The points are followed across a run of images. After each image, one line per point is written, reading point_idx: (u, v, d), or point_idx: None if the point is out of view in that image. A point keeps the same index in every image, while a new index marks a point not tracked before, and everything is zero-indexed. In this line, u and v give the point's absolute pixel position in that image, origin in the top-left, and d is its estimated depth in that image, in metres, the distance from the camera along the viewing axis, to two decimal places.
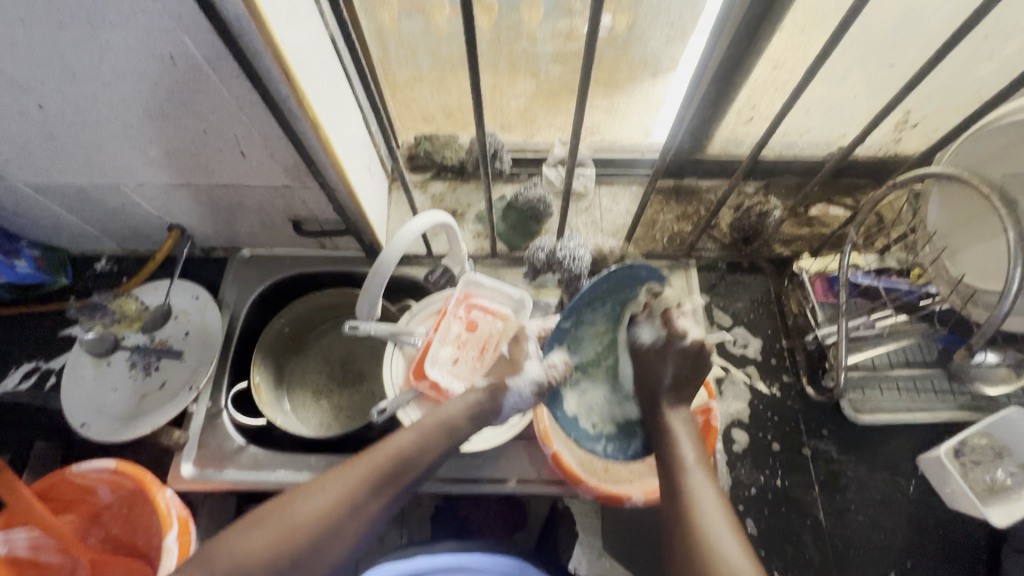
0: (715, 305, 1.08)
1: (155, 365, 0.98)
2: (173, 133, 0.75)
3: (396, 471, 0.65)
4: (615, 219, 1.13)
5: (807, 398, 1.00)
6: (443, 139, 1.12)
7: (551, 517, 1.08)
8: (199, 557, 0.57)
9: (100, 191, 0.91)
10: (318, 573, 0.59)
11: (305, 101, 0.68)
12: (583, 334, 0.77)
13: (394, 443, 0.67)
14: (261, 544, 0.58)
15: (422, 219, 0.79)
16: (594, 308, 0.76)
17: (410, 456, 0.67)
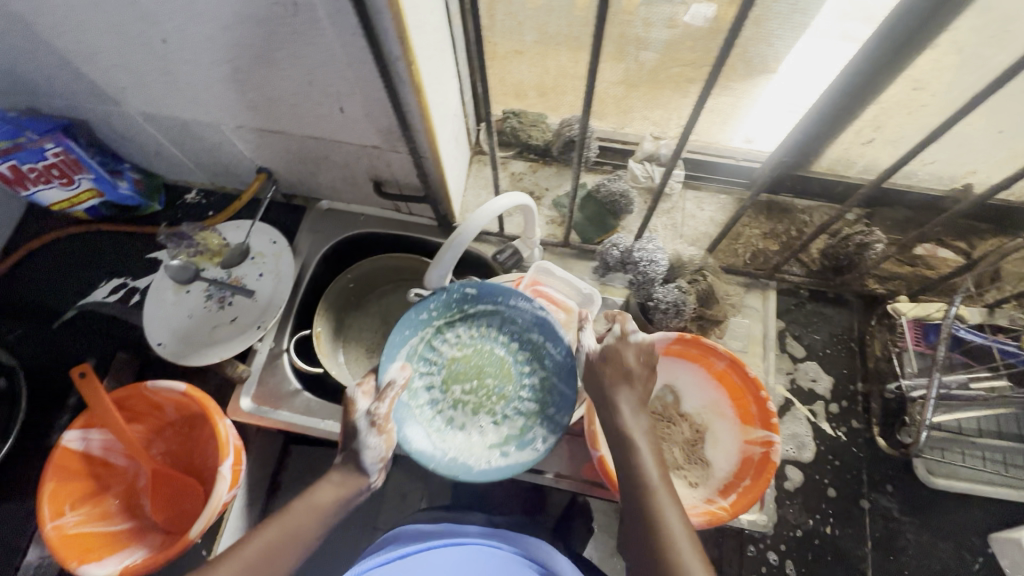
0: (789, 333, 1.02)
1: (229, 301, 1.02)
2: (279, 82, 0.76)
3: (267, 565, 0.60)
4: (696, 225, 1.08)
5: (876, 449, 0.93)
6: (531, 116, 1.10)
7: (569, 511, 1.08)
8: None
9: (201, 128, 0.94)
10: None
11: (413, 65, 0.67)
12: (444, 354, 0.80)
13: (259, 541, 0.61)
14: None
15: (505, 198, 0.76)
16: (445, 331, 0.80)
17: (284, 554, 0.61)
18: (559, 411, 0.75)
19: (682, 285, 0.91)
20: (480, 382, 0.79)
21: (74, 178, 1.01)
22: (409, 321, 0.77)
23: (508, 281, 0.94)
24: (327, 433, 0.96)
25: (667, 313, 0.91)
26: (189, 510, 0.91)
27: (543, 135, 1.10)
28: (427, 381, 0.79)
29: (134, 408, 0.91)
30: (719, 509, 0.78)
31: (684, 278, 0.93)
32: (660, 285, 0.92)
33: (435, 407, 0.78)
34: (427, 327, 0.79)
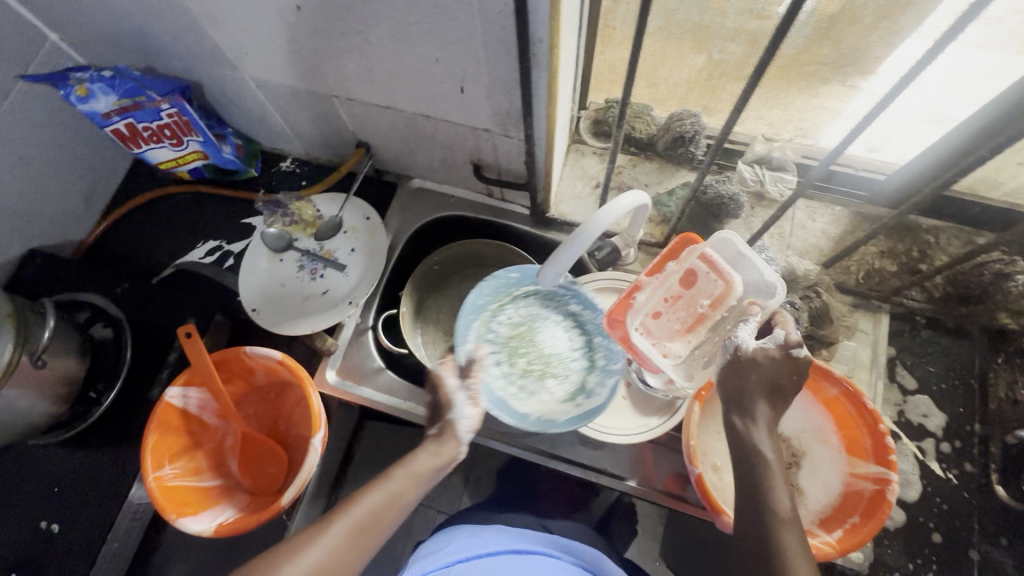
0: (900, 362, 0.95)
1: (320, 273, 1.03)
2: (405, 57, 0.74)
3: (372, 536, 0.63)
4: (806, 237, 1.01)
5: (991, 497, 0.86)
6: (636, 108, 1.06)
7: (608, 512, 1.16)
8: None
9: (311, 98, 0.94)
10: None
11: (555, 48, 0.64)
12: (502, 331, 0.87)
13: (362, 503, 0.64)
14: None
15: (628, 197, 0.72)
16: (498, 311, 0.87)
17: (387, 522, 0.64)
18: (611, 360, 0.83)
19: (795, 301, 0.86)
20: (539, 350, 0.86)
21: (183, 139, 1.03)
22: (472, 307, 0.86)
23: (599, 278, 0.91)
24: (409, 415, 0.96)
25: None
26: (272, 475, 0.93)
27: (646, 128, 1.06)
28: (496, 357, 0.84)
29: (229, 371, 0.94)
30: (825, 545, 0.73)
31: (797, 293, 0.88)
32: (771, 299, 0.87)
33: (507, 376, 0.83)
34: (483, 311, 0.87)
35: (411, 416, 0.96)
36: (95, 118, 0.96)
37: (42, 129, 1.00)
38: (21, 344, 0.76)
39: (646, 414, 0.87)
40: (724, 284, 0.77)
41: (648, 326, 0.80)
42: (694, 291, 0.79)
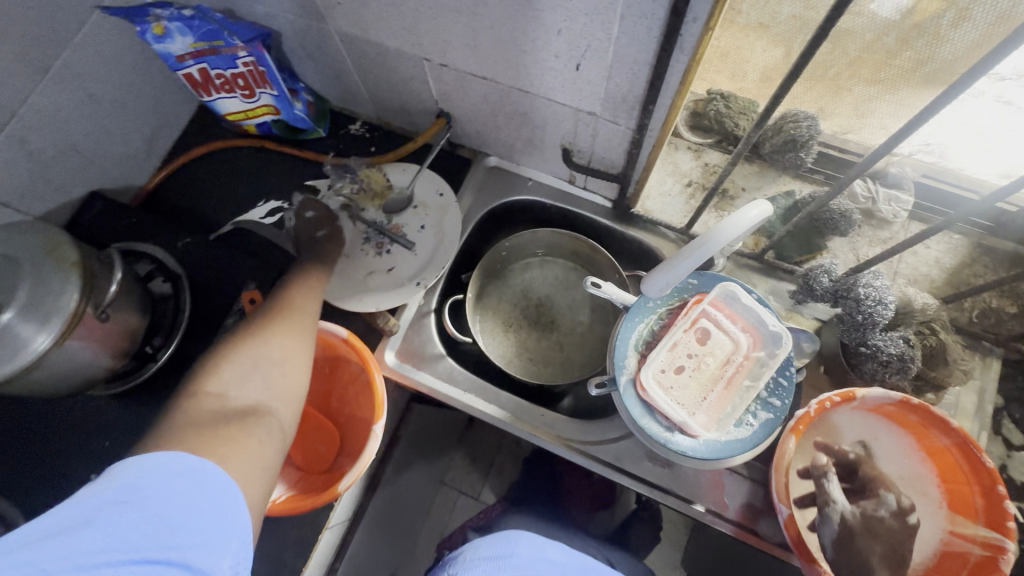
0: (1007, 415, 0.87)
1: (386, 248, 0.97)
2: (522, 24, 0.67)
3: (302, 322, 0.76)
4: (916, 264, 0.92)
5: None
6: (743, 103, 0.96)
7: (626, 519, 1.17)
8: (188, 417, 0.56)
9: (400, 59, 0.87)
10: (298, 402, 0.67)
11: (708, 31, 0.56)
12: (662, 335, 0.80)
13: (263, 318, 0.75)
14: (217, 378, 0.62)
15: (753, 209, 0.63)
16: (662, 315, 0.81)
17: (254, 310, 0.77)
18: (776, 396, 0.76)
19: (909, 337, 0.78)
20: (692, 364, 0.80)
21: (256, 91, 0.97)
22: (639, 308, 0.81)
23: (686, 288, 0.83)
24: (469, 406, 0.91)
25: (887, 367, 0.78)
26: (321, 453, 0.90)
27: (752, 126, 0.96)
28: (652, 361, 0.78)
29: None
30: None
31: (912, 327, 0.79)
32: (881, 332, 0.78)
33: (657, 382, 0.78)
34: (649, 312, 0.81)
35: (471, 409, 0.91)
36: (168, 60, 0.91)
37: (113, 67, 0.95)
38: (85, 294, 0.72)
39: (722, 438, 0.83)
40: (729, 337, 0.81)
41: (670, 383, 0.79)
42: (704, 348, 0.80)
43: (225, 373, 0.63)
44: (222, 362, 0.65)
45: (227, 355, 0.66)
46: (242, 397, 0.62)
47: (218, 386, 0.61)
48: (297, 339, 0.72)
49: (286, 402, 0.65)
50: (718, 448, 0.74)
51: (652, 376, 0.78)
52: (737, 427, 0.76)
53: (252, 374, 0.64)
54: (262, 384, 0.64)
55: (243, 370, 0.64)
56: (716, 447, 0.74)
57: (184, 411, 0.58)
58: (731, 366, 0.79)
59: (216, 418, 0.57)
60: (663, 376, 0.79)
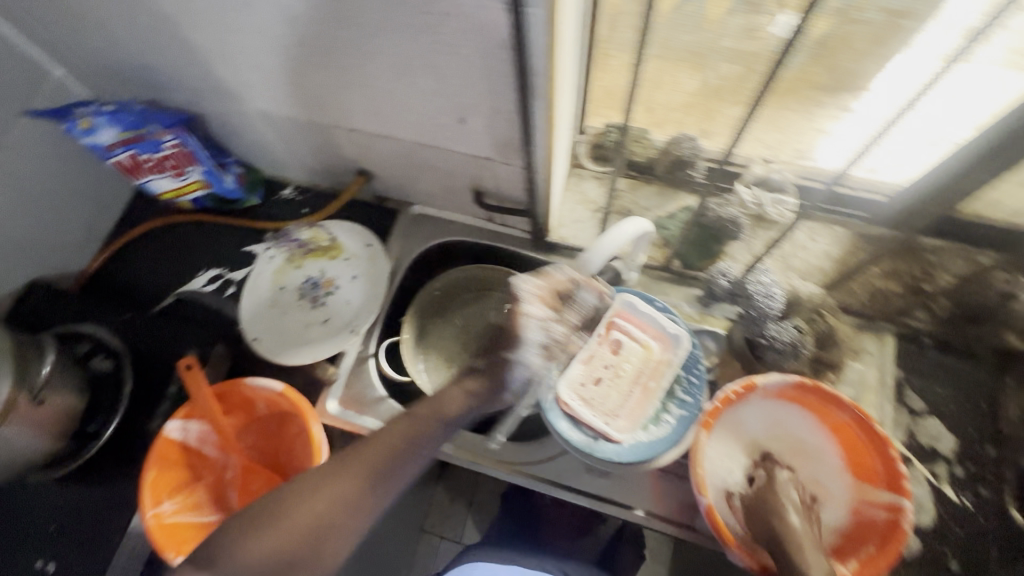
0: (909, 384, 0.93)
1: (322, 301, 1.03)
2: (407, 89, 0.75)
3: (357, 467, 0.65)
4: (808, 258, 1.01)
5: (1009, 522, 0.84)
6: (636, 132, 1.05)
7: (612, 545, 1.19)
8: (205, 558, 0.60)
9: (313, 128, 0.94)
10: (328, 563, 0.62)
11: (553, 79, 0.64)
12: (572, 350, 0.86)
13: (381, 469, 0.67)
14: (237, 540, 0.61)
15: (628, 224, 0.73)
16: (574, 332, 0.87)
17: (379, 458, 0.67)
18: (691, 395, 0.83)
19: (799, 324, 0.85)
20: (605, 373, 0.86)
21: (185, 170, 1.03)
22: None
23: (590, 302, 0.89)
24: (412, 443, 0.94)
25: (783, 354, 0.85)
26: None
27: (646, 152, 1.06)
28: (567, 376, 0.84)
29: (230, 403, 0.93)
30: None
31: (801, 316, 0.87)
32: (775, 323, 0.85)
33: (575, 395, 0.83)
34: None
35: (414, 446, 0.94)
36: (98, 150, 0.97)
37: (46, 163, 1.01)
38: (17, 380, 0.76)
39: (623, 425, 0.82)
40: (639, 344, 0.86)
41: (587, 396, 0.84)
42: (618, 358, 0.86)
43: (245, 538, 0.61)
44: (248, 521, 0.61)
45: (257, 514, 0.62)
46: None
47: (232, 558, 0.59)
48: (339, 489, 0.64)
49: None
50: (641, 450, 0.79)
51: (572, 392, 0.83)
52: (654, 426, 0.82)
53: (268, 547, 0.60)
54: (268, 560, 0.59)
55: (258, 543, 0.60)
56: (637, 450, 0.79)
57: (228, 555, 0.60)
58: (644, 372, 0.85)
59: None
60: (582, 390, 0.84)
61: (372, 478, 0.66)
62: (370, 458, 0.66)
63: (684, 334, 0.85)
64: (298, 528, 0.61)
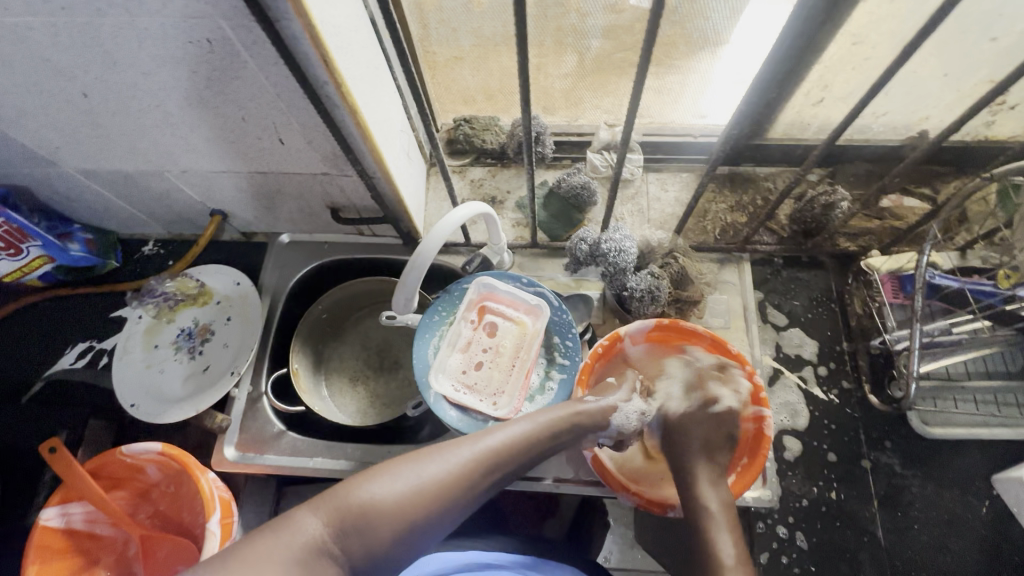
0: (769, 303, 1.01)
1: (200, 349, 1.00)
2: (214, 120, 0.74)
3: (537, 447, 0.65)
4: (663, 207, 1.07)
5: (869, 406, 0.92)
6: (484, 121, 1.09)
7: (584, 509, 1.02)
8: (278, 522, 0.50)
9: (145, 177, 0.91)
10: (420, 541, 0.56)
11: (343, 86, 0.66)
12: (442, 343, 0.86)
13: (527, 461, 0.65)
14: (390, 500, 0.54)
15: (463, 209, 0.74)
16: (442, 326, 0.87)
17: (536, 445, 0.65)
18: (570, 358, 0.85)
19: (654, 271, 0.89)
20: (480, 357, 0.88)
21: (21, 247, 0.96)
22: (427, 325, 0.86)
23: (449, 293, 0.89)
24: (318, 470, 0.93)
25: (643, 301, 0.88)
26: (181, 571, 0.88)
27: (497, 138, 1.09)
28: (441, 369, 0.84)
29: (112, 476, 0.89)
30: None
31: (655, 263, 0.91)
32: (633, 274, 0.89)
33: (453, 385, 0.84)
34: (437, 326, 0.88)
35: (320, 471, 0.93)
36: None
37: None
38: None
39: (499, 398, 0.84)
40: (512, 321, 0.89)
41: (467, 384, 0.85)
42: (494, 339, 0.89)
43: (374, 486, 0.55)
44: (415, 482, 0.56)
45: (414, 474, 0.57)
46: (379, 531, 0.53)
47: (307, 515, 0.51)
48: (486, 471, 0.60)
49: (424, 538, 0.56)
50: None
51: (454, 381, 0.85)
52: (540, 394, 0.84)
53: (417, 516, 0.55)
54: (406, 522, 0.54)
55: (388, 489, 0.55)
56: None
57: (304, 514, 0.51)
58: (516, 348, 0.88)
59: (303, 554, 0.48)
60: (463, 378, 0.86)
61: (520, 463, 0.64)
62: (523, 450, 0.64)
63: (547, 302, 0.87)
64: (450, 499, 0.57)
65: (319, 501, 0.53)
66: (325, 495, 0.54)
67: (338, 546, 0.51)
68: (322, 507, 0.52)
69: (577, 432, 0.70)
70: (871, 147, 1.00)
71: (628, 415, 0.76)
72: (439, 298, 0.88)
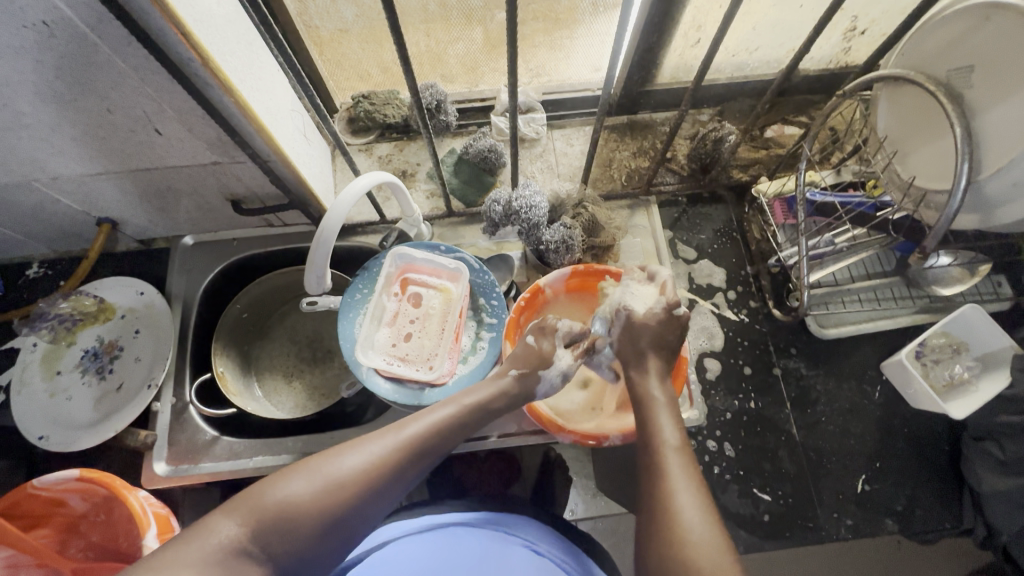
0: (678, 240, 1.07)
1: (109, 368, 0.94)
2: (75, 116, 0.69)
3: (462, 423, 0.65)
4: (571, 161, 1.10)
5: (775, 320, 1.01)
6: (383, 95, 1.07)
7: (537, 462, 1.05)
8: (193, 530, 0.50)
9: (12, 191, 0.84)
10: (351, 533, 0.55)
11: (212, 64, 0.63)
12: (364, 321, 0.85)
13: (453, 443, 0.64)
14: (306, 498, 0.53)
15: (363, 178, 0.73)
16: (362, 306, 0.86)
17: (460, 423, 0.65)
18: (497, 316, 0.87)
19: (566, 222, 0.91)
20: (409, 329, 0.88)
21: None
22: (349, 305, 0.85)
23: (364, 273, 0.88)
24: (260, 469, 0.90)
25: (559, 251, 0.90)
26: None
27: (399, 111, 1.07)
28: (369, 347, 0.84)
29: (29, 514, 0.83)
30: None
31: (567, 214, 0.93)
32: (547, 227, 0.91)
33: (385, 360, 0.84)
34: None
35: (263, 470, 0.90)
36: None
37: None
38: None
39: (433, 362, 0.85)
40: (435, 288, 0.90)
41: (398, 357, 0.85)
42: (419, 310, 0.89)
43: (288, 485, 0.54)
44: (330, 476, 0.55)
45: (330, 468, 0.56)
46: (301, 529, 0.53)
47: (222, 519, 0.51)
48: (409, 457, 0.59)
49: (352, 529, 0.56)
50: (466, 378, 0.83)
51: (384, 355, 0.85)
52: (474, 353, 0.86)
53: (339, 508, 0.55)
54: (327, 518, 0.54)
55: (301, 487, 0.54)
56: (461, 380, 0.82)
57: (221, 518, 0.51)
58: (442, 313, 0.89)
59: (216, 562, 0.48)
60: (394, 353, 0.86)
61: (448, 441, 0.63)
62: (447, 429, 0.63)
63: (466, 265, 0.88)
64: (373, 490, 0.57)
65: (235, 503, 0.53)
66: (240, 497, 0.53)
67: (259, 543, 0.51)
68: (236, 510, 0.52)
69: (502, 403, 0.70)
70: (750, 83, 1.06)
71: (553, 380, 0.73)
72: (357, 277, 0.87)
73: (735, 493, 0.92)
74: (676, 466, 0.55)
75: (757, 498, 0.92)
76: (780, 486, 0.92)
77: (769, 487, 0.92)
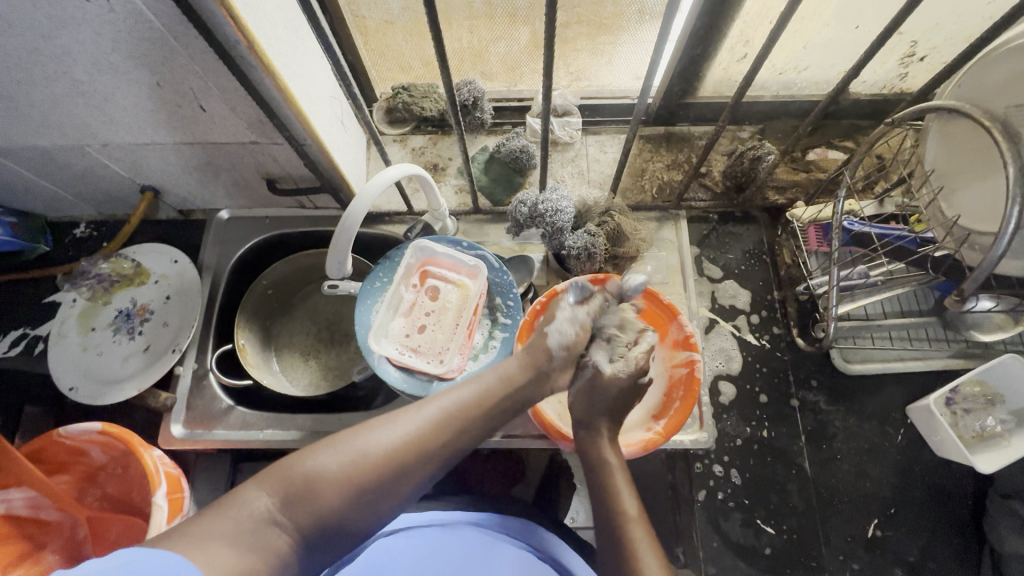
0: (704, 258, 1.05)
1: (138, 330, 0.98)
2: (127, 88, 0.72)
3: (493, 404, 0.64)
4: (602, 168, 1.09)
5: (797, 349, 0.98)
6: (422, 88, 1.09)
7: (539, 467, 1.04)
8: (227, 498, 0.51)
9: (66, 154, 0.88)
10: (379, 507, 0.56)
11: (258, 48, 0.65)
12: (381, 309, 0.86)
13: (483, 426, 0.63)
14: (333, 471, 0.54)
15: (393, 169, 0.74)
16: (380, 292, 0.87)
17: (491, 404, 0.64)
18: (512, 317, 0.87)
19: (590, 229, 0.90)
20: (424, 320, 0.89)
21: None
22: (368, 291, 0.87)
23: (386, 261, 0.89)
24: (269, 441, 0.93)
25: (580, 258, 0.89)
26: None
27: (436, 105, 1.08)
28: (383, 335, 0.85)
29: (53, 459, 0.88)
30: (654, 435, 0.75)
31: (592, 222, 0.92)
32: (570, 232, 0.90)
33: (398, 350, 0.85)
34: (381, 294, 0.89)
35: (272, 443, 0.93)
36: None
37: None
38: None
39: (445, 356, 0.85)
40: (454, 283, 0.91)
41: (411, 348, 0.86)
42: (436, 303, 0.90)
43: (317, 458, 0.55)
44: (357, 452, 0.56)
45: (357, 443, 0.56)
46: (326, 500, 0.53)
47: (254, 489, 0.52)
48: (437, 435, 0.59)
49: (379, 506, 0.56)
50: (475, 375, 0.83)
51: (397, 345, 0.86)
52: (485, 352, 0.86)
53: (365, 483, 0.55)
54: (353, 492, 0.54)
55: (329, 461, 0.55)
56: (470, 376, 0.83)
57: (253, 487, 0.53)
58: (458, 308, 0.89)
59: (246, 529, 0.49)
60: (408, 343, 0.87)
61: (477, 422, 0.62)
62: (476, 410, 0.62)
63: (486, 263, 0.89)
64: (400, 466, 0.57)
65: (267, 475, 0.54)
66: (270, 469, 0.54)
67: (290, 513, 0.52)
68: (266, 481, 0.53)
69: (535, 385, 0.68)
70: (796, 103, 1.03)
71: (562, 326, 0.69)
72: (379, 265, 0.89)
73: (737, 521, 0.89)
74: (641, 535, 0.57)
75: (760, 529, 0.89)
76: (785, 521, 0.89)
77: (774, 519, 0.89)
